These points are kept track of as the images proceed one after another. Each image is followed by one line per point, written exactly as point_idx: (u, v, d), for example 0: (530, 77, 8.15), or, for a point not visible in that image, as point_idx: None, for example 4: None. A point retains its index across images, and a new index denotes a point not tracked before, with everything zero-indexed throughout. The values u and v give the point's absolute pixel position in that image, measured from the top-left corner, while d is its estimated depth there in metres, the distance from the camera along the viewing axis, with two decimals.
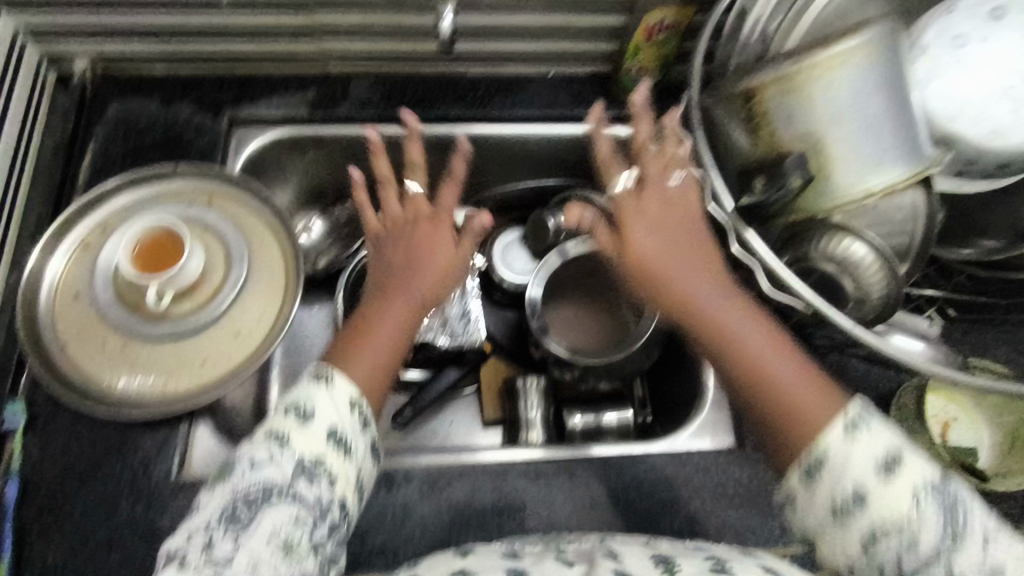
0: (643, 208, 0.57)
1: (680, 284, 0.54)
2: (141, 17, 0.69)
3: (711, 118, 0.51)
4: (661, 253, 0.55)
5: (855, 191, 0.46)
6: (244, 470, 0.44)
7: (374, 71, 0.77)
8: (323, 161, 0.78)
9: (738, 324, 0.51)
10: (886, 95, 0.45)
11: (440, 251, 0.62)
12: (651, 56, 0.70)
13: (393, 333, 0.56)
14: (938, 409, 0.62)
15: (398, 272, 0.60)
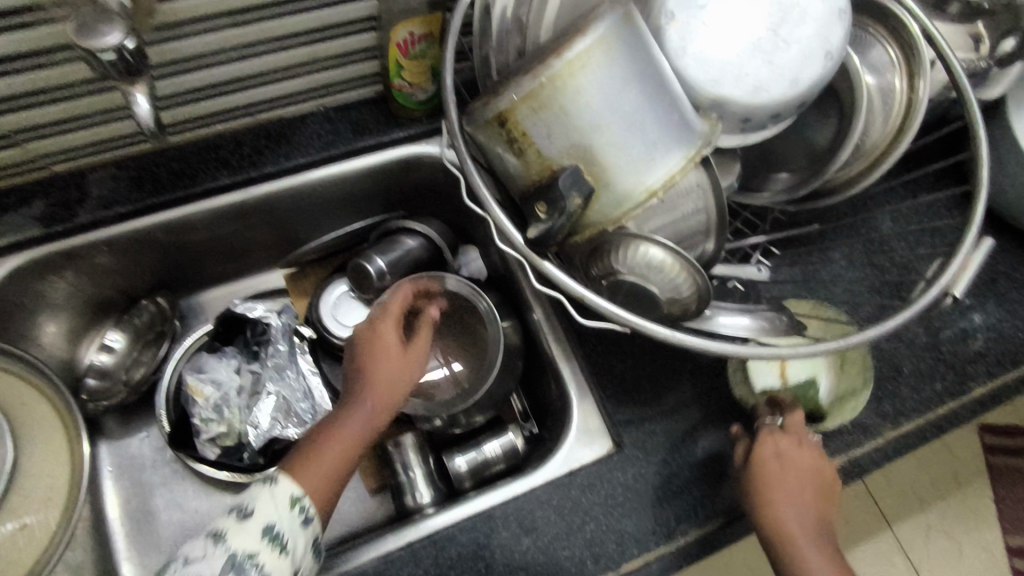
0: (790, 446, 0.56)
1: (786, 506, 0.54)
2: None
3: (477, 143, 0.46)
4: (784, 483, 0.55)
5: (636, 194, 0.42)
6: (180, 566, 0.49)
7: (110, 157, 0.65)
8: (90, 271, 0.68)
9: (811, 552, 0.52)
10: (637, 88, 0.41)
11: (392, 346, 0.61)
12: (417, 70, 0.64)
13: (354, 454, 0.56)
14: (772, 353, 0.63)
15: (359, 380, 0.59)
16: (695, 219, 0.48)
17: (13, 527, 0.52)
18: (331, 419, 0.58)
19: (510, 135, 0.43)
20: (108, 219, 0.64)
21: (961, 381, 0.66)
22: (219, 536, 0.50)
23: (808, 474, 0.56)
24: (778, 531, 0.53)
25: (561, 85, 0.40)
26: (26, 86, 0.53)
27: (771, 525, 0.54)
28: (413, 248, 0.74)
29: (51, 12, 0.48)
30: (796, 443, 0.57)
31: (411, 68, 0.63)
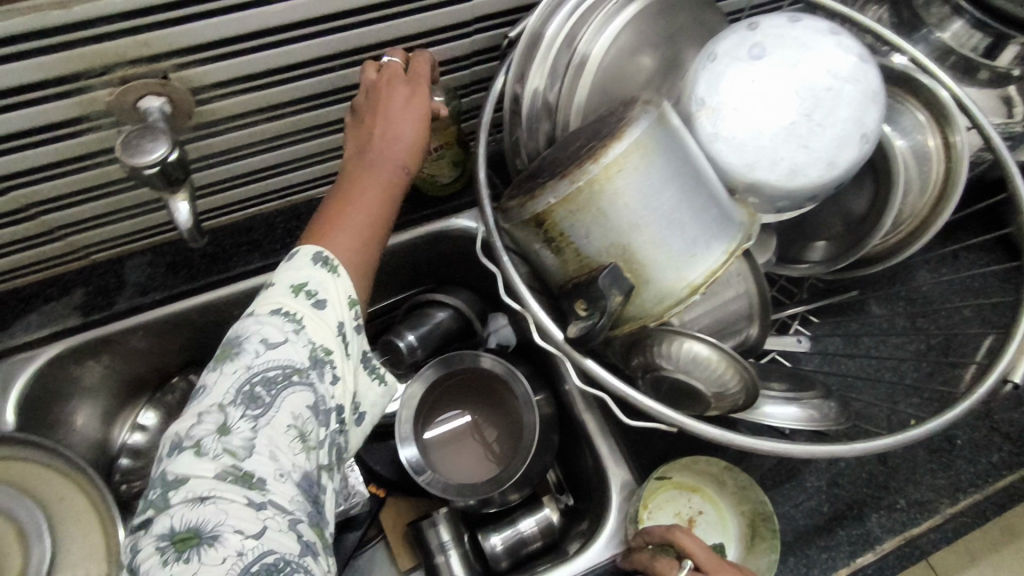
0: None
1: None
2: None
3: (513, 239, 0.46)
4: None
5: (678, 290, 0.41)
6: (258, 349, 0.44)
7: (148, 244, 0.66)
8: (126, 353, 0.69)
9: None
10: (676, 186, 0.41)
11: (415, 114, 0.51)
12: (445, 164, 0.67)
13: (374, 206, 0.50)
14: (682, 504, 0.58)
15: (376, 152, 0.51)
16: (737, 304, 0.46)
17: None
18: (345, 192, 0.51)
19: (547, 234, 0.42)
20: (144, 305, 0.65)
21: (1020, 452, 0.62)
22: (294, 322, 0.45)
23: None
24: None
25: (597, 188, 0.40)
26: (69, 186, 0.55)
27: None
28: (443, 319, 0.73)
29: (98, 120, 0.50)
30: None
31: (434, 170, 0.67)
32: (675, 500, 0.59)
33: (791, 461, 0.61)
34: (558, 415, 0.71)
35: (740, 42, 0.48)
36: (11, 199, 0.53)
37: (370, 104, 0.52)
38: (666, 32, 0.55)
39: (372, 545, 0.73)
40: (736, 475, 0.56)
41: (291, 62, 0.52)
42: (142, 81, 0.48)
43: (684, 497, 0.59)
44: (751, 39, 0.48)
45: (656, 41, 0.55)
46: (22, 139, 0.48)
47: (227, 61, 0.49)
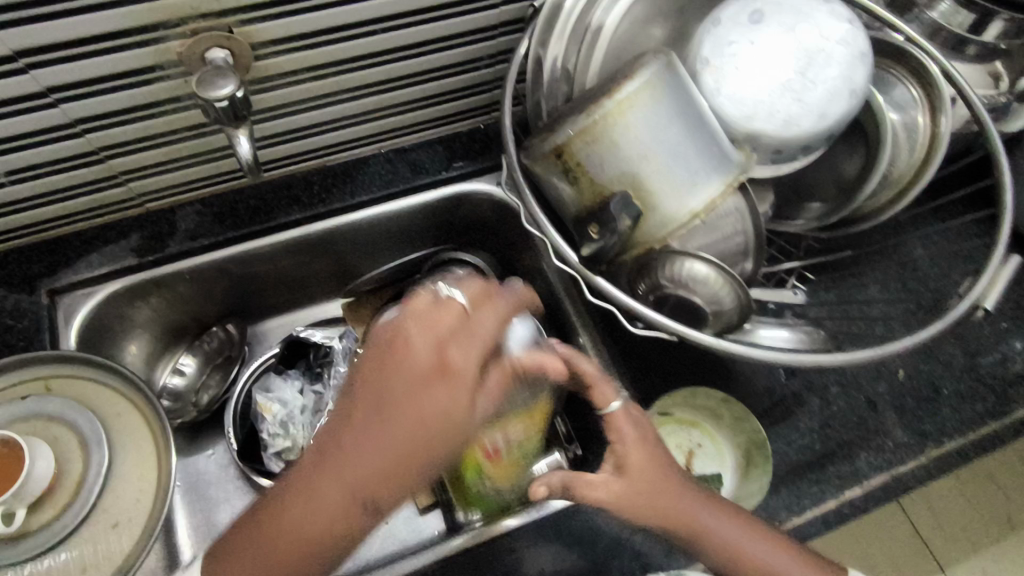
0: (635, 446, 0.53)
1: (685, 508, 0.53)
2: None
3: (535, 175, 0.51)
4: (654, 492, 0.53)
5: (681, 215, 0.47)
6: None
7: (198, 195, 0.73)
8: (173, 298, 0.75)
9: (730, 528, 0.54)
10: (682, 122, 0.46)
11: (422, 431, 0.46)
12: None
13: (337, 504, 0.46)
14: (683, 438, 0.64)
15: (366, 431, 0.46)
16: (735, 241, 0.51)
17: (108, 523, 0.57)
18: (288, 497, 0.48)
19: (565, 165, 0.48)
20: (193, 250, 0.71)
21: (1003, 403, 0.67)
22: None
23: (662, 461, 0.54)
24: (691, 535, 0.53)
25: (611, 122, 0.46)
26: (136, 133, 0.61)
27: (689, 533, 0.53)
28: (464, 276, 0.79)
29: (169, 70, 0.55)
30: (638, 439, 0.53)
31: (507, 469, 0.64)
32: (677, 433, 0.64)
33: (784, 405, 0.66)
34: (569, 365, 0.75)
35: (742, 8, 0.54)
36: (86, 142, 0.59)
37: (370, 364, 0.48)
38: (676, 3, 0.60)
39: None
40: (731, 404, 0.62)
41: (339, 24, 0.57)
42: (210, 35, 0.54)
43: (685, 431, 0.64)
44: (752, 6, 0.54)
45: (668, 12, 0.59)
46: (102, 84, 0.54)
47: (286, 19, 0.55)
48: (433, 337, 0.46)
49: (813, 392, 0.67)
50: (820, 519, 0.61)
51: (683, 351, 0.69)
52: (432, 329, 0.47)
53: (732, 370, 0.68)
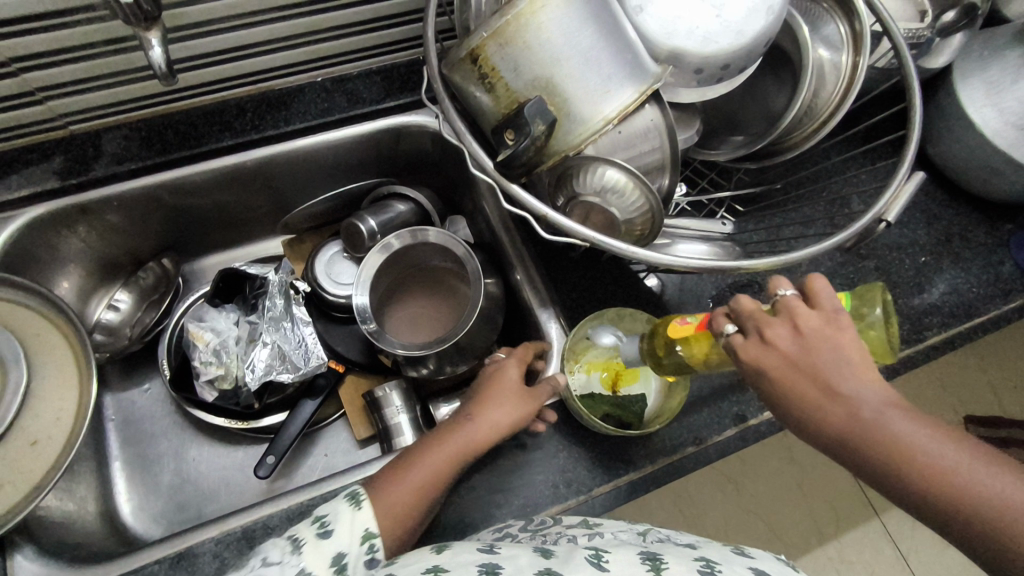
0: (770, 331, 0.42)
1: (834, 397, 0.40)
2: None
3: (453, 84, 0.51)
4: (799, 392, 0.41)
5: (594, 122, 0.48)
6: None
7: (124, 119, 0.71)
8: (99, 227, 0.73)
9: (904, 422, 0.38)
10: (595, 27, 0.46)
11: (506, 384, 0.58)
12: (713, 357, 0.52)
13: (453, 438, 0.55)
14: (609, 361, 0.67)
15: (478, 399, 0.58)
16: (653, 156, 0.52)
17: (26, 441, 0.56)
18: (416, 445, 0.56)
19: (481, 71, 0.48)
20: (120, 174, 0.70)
21: (917, 331, 0.70)
22: None
23: (852, 341, 0.41)
24: (839, 437, 0.40)
25: (523, 24, 0.45)
26: (50, 44, 0.58)
27: (841, 440, 0.40)
28: (403, 211, 0.79)
29: None
30: (793, 323, 0.42)
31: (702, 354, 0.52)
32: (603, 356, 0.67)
33: None
34: (506, 297, 0.76)
35: None
36: None
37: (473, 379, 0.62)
38: None
39: (332, 417, 0.78)
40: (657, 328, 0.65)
41: None
42: None
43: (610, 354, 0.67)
44: None
45: None
46: None
47: None
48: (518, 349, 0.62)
49: None
50: (737, 437, 0.63)
51: (614, 279, 0.71)
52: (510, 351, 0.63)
53: (661, 298, 0.70)
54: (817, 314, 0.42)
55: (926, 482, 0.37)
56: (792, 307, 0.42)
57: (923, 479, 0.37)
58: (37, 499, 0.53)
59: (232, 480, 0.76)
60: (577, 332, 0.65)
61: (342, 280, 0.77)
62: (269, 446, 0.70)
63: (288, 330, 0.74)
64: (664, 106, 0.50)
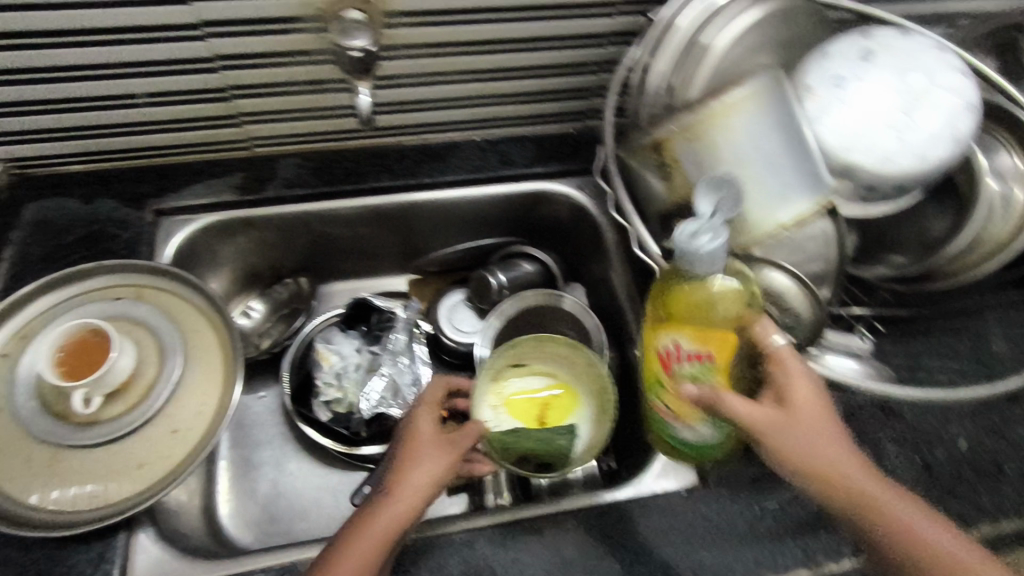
0: (807, 404, 0.49)
1: (834, 460, 0.48)
2: (31, 117, 0.65)
3: (628, 169, 0.54)
4: (835, 453, 0.48)
5: (769, 225, 0.48)
6: None
7: (299, 148, 0.77)
8: (257, 241, 0.80)
9: (875, 484, 0.47)
10: (784, 135, 0.47)
11: (413, 447, 0.58)
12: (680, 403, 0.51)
13: (383, 508, 0.54)
14: (528, 387, 0.68)
15: (404, 461, 0.58)
16: (817, 265, 0.51)
17: (168, 428, 0.60)
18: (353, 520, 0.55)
19: (662, 159, 0.50)
20: (289, 197, 0.76)
21: None
22: None
23: (828, 415, 0.49)
24: (844, 495, 0.47)
25: (715, 124, 0.48)
26: (265, 78, 0.66)
27: (850, 504, 0.47)
28: (529, 271, 0.82)
29: (305, 23, 0.60)
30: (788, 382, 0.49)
31: (739, 304, 0.47)
32: (526, 381, 0.68)
33: None
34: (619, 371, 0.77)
35: (853, 48, 0.56)
36: (219, 78, 0.64)
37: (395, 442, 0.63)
38: (783, 40, 0.62)
39: None
40: (596, 367, 0.67)
41: (458, 7, 0.61)
42: None
43: (533, 383, 0.68)
44: (864, 46, 0.56)
45: (773, 47, 0.61)
46: (243, 26, 0.60)
47: None
48: (426, 406, 0.62)
49: (869, 446, 0.64)
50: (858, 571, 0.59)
51: None
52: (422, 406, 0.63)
53: None
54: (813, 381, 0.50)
55: (904, 539, 0.46)
56: (787, 359, 0.49)
57: (902, 538, 0.46)
58: (168, 485, 0.57)
59: (324, 502, 0.78)
60: (498, 363, 0.68)
61: (461, 327, 0.81)
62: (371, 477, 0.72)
63: (406, 367, 0.78)
64: (837, 217, 0.50)
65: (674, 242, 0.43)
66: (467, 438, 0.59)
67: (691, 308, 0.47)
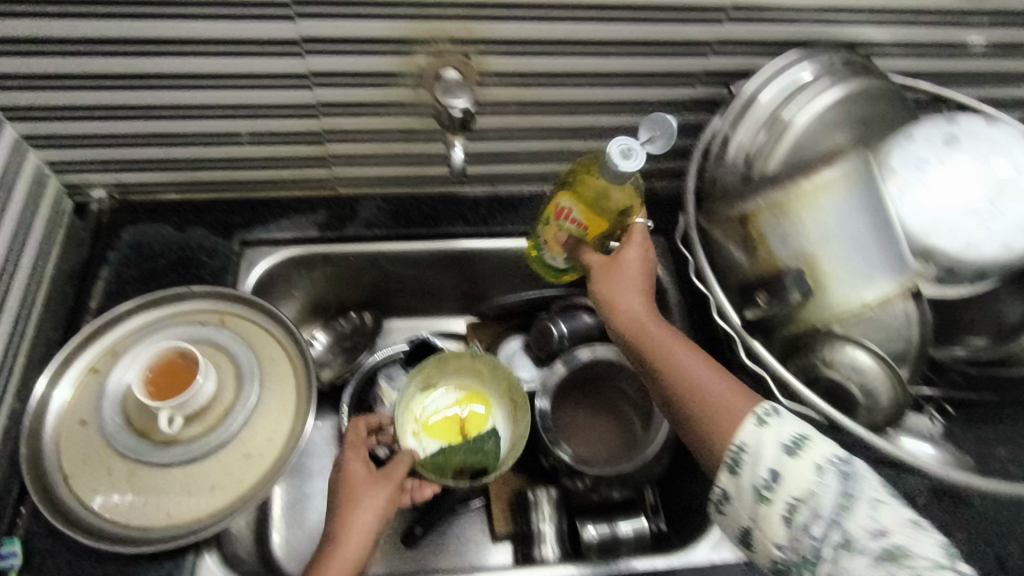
0: (634, 286, 0.61)
1: (654, 339, 0.57)
2: (142, 149, 0.69)
3: (710, 237, 0.56)
4: (635, 301, 0.60)
5: (853, 303, 0.49)
6: None
7: (381, 191, 0.81)
8: (330, 276, 0.83)
9: (692, 364, 0.55)
10: (871, 217, 0.48)
11: (349, 489, 0.61)
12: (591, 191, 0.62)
13: (333, 553, 0.57)
14: (439, 405, 0.76)
15: (342, 501, 0.61)
16: (900, 346, 0.51)
17: (241, 453, 0.61)
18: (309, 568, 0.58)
19: (747, 233, 0.52)
20: (366, 236, 0.79)
21: None
22: None
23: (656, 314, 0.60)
24: (664, 369, 0.55)
25: (804, 201, 0.49)
26: (360, 126, 0.69)
27: (671, 378, 0.55)
28: (589, 323, 0.81)
29: (406, 79, 0.64)
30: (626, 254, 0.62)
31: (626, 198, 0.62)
32: (432, 401, 0.76)
33: None
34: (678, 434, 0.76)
35: None
36: (317, 123, 0.68)
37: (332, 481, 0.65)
38: (866, 117, 0.63)
39: (473, 505, 0.77)
40: (500, 370, 0.76)
41: (550, 72, 0.65)
42: (451, 56, 0.62)
43: (441, 401, 0.76)
44: None
45: (854, 125, 0.62)
46: (348, 79, 0.63)
47: (515, 58, 0.63)
48: (348, 448, 0.65)
49: (943, 535, 0.61)
50: None
51: None
52: (349, 448, 0.66)
53: None
54: (644, 261, 0.62)
55: (701, 400, 0.53)
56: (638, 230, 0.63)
57: (703, 405, 0.52)
58: (235, 511, 0.58)
59: None
60: (410, 399, 0.75)
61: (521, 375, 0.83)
62: (421, 517, 0.74)
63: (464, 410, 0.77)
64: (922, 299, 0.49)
65: (607, 152, 0.56)
66: (401, 470, 0.63)
67: (585, 190, 0.63)
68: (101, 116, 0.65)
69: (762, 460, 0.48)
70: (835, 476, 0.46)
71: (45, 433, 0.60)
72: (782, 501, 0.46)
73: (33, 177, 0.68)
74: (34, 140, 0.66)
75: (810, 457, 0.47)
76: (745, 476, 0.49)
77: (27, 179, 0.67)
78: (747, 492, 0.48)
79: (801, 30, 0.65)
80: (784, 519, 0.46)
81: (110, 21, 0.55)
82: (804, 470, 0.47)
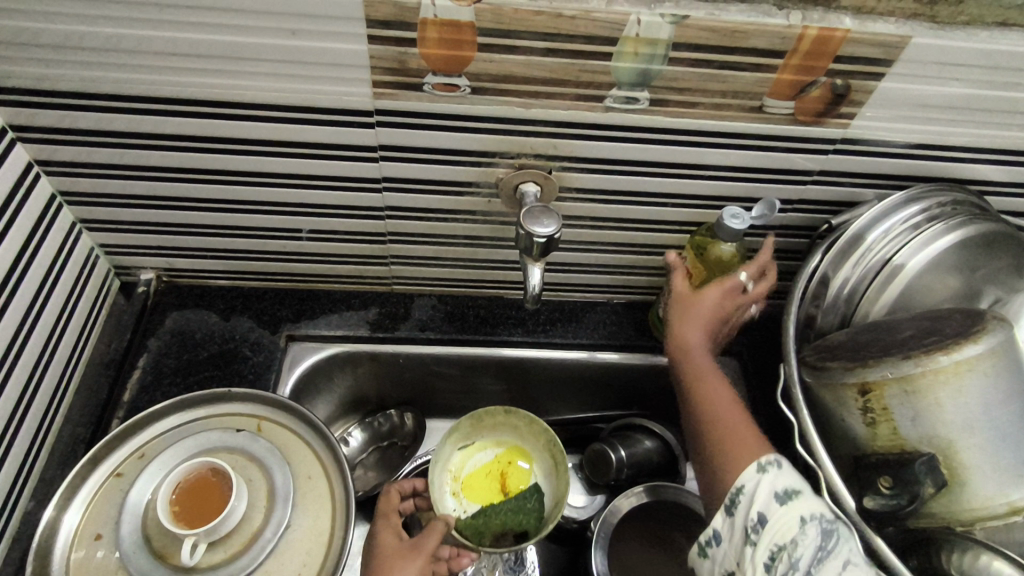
0: (697, 321, 0.58)
1: (696, 367, 0.56)
2: (198, 237, 0.66)
3: (816, 398, 0.50)
4: (698, 339, 0.57)
5: (995, 503, 0.44)
6: None
7: (437, 291, 0.77)
8: (373, 375, 0.77)
9: (722, 400, 0.54)
10: (1017, 407, 0.44)
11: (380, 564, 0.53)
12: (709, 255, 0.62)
13: None
14: (480, 458, 0.68)
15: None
16: None
17: None
18: None
19: (868, 405, 0.47)
20: (419, 339, 0.74)
21: None
22: None
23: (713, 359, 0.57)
24: (691, 378, 0.56)
25: (942, 381, 0.44)
26: (426, 229, 0.66)
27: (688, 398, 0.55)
28: (648, 449, 0.73)
29: (481, 188, 0.60)
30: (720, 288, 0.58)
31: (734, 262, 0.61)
32: (472, 456, 0.68)
33: None
34: None
35: None
36: (381, 224, 0.65)
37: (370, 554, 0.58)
38: (978, 262, 0.56)
39: None
40: (536, 424, 0.66)
41: (635, 190, 0.60)
42: (533, 170, 0.58)
43: (482, 452, 0.68)
44: None
45: (969, 270, 0.56)
46: (421, 185, 0.60)
47: (600, 175, 0.58)
48: (380, 515, 0.58)
49: None
50: None
51: None
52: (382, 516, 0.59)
53: None
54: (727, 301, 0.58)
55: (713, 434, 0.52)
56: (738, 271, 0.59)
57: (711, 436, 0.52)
58: None
59: None
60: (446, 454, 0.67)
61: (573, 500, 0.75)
62: None
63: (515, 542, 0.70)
64: None
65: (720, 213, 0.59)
66: (435, 536, 0.54)
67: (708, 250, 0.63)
68: (160, 205, 0.62)
69: (755, 502, 0.46)
70: (817, 529, 0.43)
71: (56, 549, 0.54)
72: (765, 546, 0.44)
73: (84, 260, 0.65)
74: (90, 224, 0.64)
75: (797, 508, 0.44)
76: (739, 517, 0.47)
77: (78, 262, 0.64)
78: (738, 532, 0.46)
79: (912, 164, 0.60)
80: (767, 567, 0.44)
81: (184, 118, 0.53)
82: (788, 519, 0.44)
